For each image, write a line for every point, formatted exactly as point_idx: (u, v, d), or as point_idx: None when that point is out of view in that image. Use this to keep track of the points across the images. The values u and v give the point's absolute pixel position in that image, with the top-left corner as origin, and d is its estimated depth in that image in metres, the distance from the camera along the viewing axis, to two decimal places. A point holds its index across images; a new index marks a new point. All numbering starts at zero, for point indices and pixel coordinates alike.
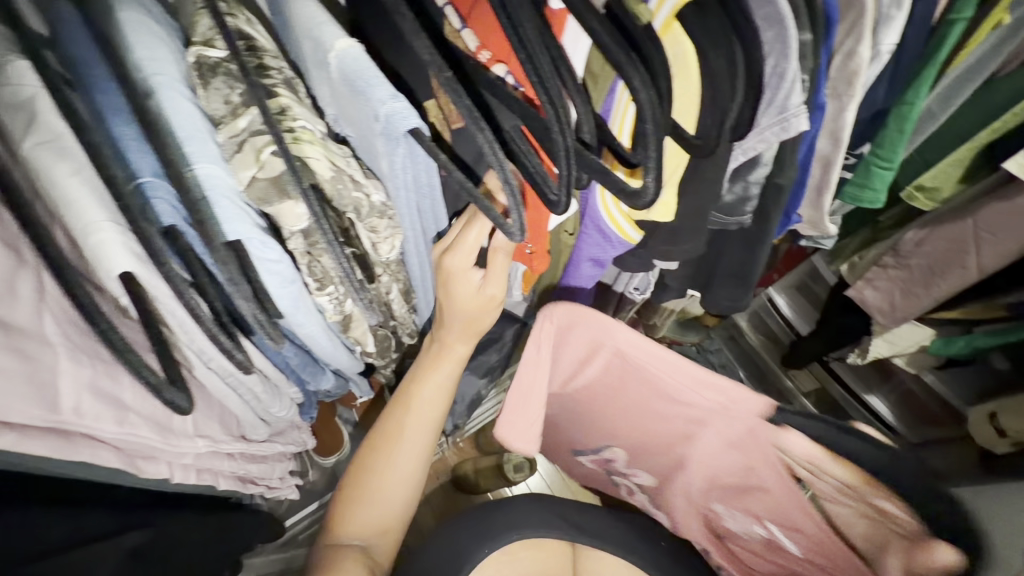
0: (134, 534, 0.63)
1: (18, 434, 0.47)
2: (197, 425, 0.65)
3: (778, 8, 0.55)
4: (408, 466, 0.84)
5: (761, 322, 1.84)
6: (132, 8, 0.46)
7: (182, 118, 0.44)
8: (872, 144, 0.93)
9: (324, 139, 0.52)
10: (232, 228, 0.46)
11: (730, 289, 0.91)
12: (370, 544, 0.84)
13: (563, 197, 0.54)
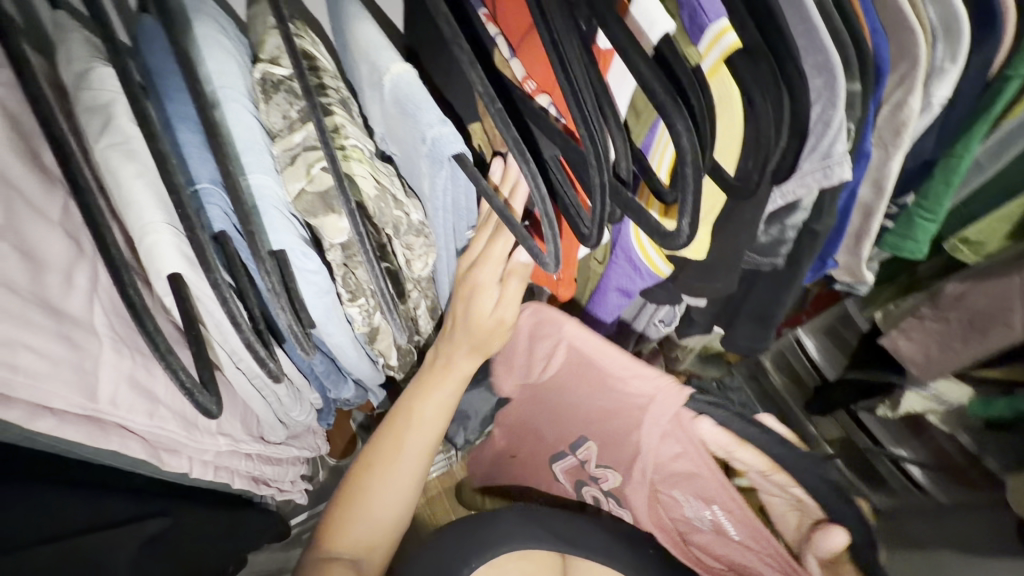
0: (153, 522, 0.63)
1: (58, 420, 0.50)
2: (221, 423, 0.66)
3: (829, 58, 0.55)
4: (406, 480, 0.82)
5: (786, 364, 1.78)
6: (207, 25, 0.50)
7: (243, 130, 0.47)
8: (916, 195, 0.91)
9: (372, 158, 0.55)
10: (277, 239, 0.48)
11: (752, 329, 0.89)
12: (359, 560, 0.80)
13: (594, 231, 0.55)
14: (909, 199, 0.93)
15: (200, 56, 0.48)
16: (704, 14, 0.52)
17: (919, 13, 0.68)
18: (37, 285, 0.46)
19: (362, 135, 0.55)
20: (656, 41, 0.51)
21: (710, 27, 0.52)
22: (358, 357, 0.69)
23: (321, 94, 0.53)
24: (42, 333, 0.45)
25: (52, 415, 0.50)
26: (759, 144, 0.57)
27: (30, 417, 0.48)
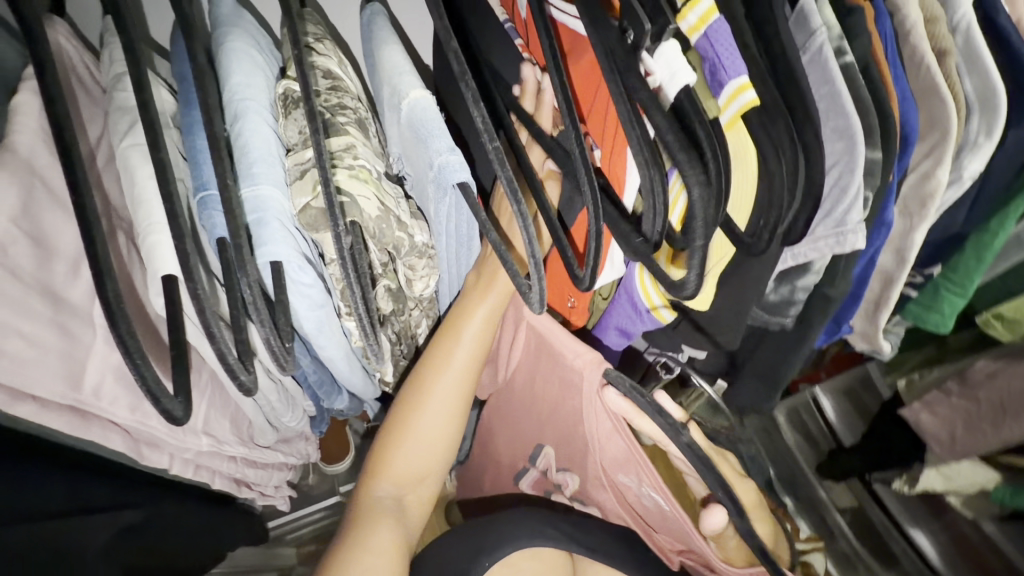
0: (128, 513, 0.64)
1: (38, 407, 0.51)
2: (206, 422, 0.66)
3: (850, 124, 0.55)
4: (441, 421, 0.74)
5: (800, 422, 1.69)
6: (240, 40, 0.52)
7: (258, 140, 0.48)
8: (944, 267, 0.87)
9: (379, 179, 0.55)
10: (270, 249, 0.48)
11: (755, 389, 0.87)
12: (404, 493, 0.76)
13: (588, 276, 0.55)
14: (936, 270, 0.89)
15: (227, 67, 0.50)
16: (724, 70, 0.51)
17: (954, 85, 0.66)
18: (42, 274, 0.47)
19: (372, 156, 0.55)
20: (676, 92, 0.49)
21: (730, 82, 0.51)
22: (352, 371, 0.69)
23: (339, 112, 0.54)
24: (36, 321, 0.47)
25: (33, 401, 0.51)
26: (769, 205, 0.55)
27: (11, 402, 0.49)
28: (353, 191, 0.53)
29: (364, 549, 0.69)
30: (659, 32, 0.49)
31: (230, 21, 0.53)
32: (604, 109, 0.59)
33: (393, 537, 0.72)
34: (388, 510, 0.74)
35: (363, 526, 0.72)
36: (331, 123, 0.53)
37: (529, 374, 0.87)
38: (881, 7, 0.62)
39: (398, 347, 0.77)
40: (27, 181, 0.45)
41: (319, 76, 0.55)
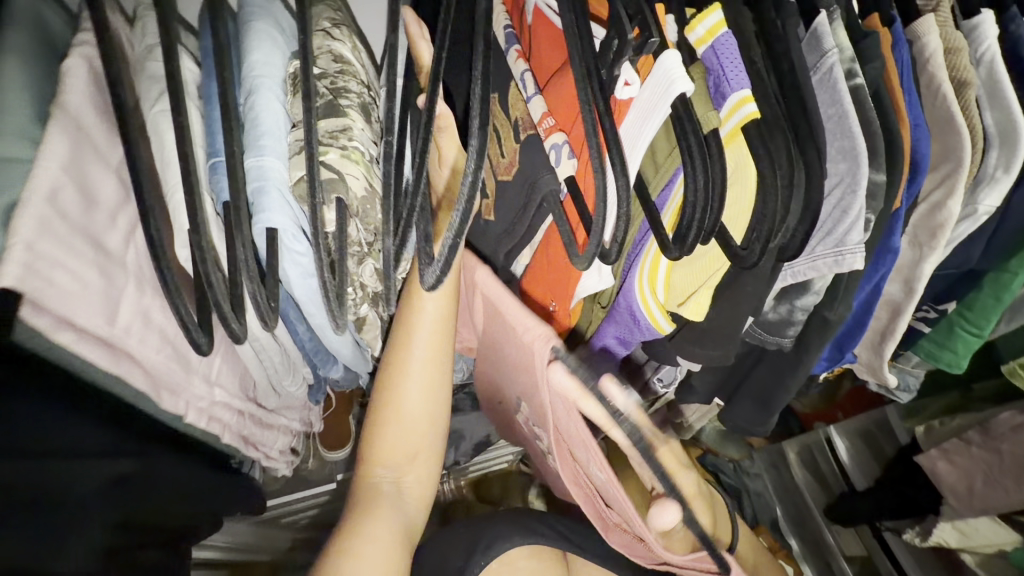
0: (125, 462, 0.65)
1: (76, 335, 0.51)
2: (217, 375, 0.73)
3: (855, 144, 0.56)
4: (423, 405, 0.72)
5: (813, 464, 1.65)
6: (264, 22, 0.55)
7: (268, 115, 0.51)
8: (960, 304, 0.85)
9: (372, 162, 0.55)
10: (267, 216, 0.50)
11: (750, 411, 0.87)
12: (401, 477, 0.77)
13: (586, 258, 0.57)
14: (950, 306, 0.86)
15: (247, 46, 0.53)
16: (727, 82, 0.53)
17: (971, 117, 0.66)
18: (81, 222, 0.48)
19: (367, 139, 0.56)
20: (673, 101, 0.52)
21: (733, 95, 0.53)
22: (345, 344, 0.73)
23: (342, 94, 0.55)
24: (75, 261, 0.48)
25: (72, 331, 0.50)
26: (763, 218, 0.55)
27: (53, 329, 0.48)
28: (343, 170, 0.53)
29: (363, 540, 0.69)
30: (640, 45, 0.53)
31: (259, 5, 0.56)
32: (574, 96, 0.60)
33: (391, 524, 0.72)
34: (387, 496, 0.75)
35: (361, 514, 0.72)
36: (332, 105, 0.54)
37: (494, 336, 0.78)
38: (899, 35, 0.62)
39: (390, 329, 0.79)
40: (77, 133, 0.48)
41: (328, 58, 0.57)
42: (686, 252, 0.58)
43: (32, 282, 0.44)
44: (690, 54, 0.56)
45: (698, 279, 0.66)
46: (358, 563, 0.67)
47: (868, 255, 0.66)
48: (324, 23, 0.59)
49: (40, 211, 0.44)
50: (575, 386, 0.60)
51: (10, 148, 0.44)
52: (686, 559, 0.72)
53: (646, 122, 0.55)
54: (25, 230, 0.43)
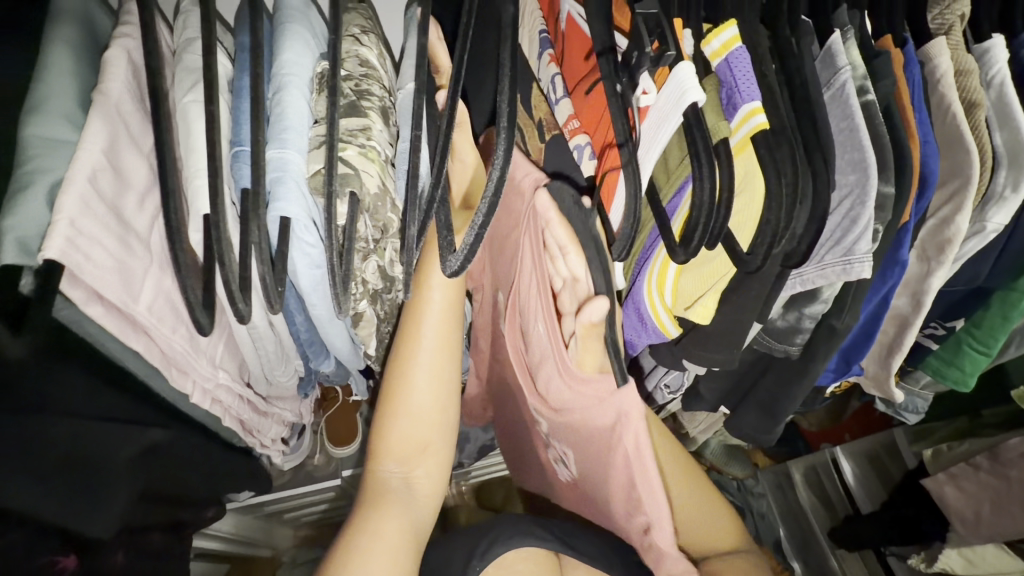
0: (156, 432, 0.68)
1: (104, 310, 0.53)
2: (221, 358, 0.73)
3: (865, 157, 0.58)
4: (428, 398, 0.73)
5: (818, 483, 1.64)
6: (298, 24, 0.57)
7: (294, 111, 0.52)
8: (968, 322, 0.86)
9: (386, 162, 0.58)
10: (282, 207, 0.51)
11: (758, 419, 0.88)
12: (410, 472, 0.78)
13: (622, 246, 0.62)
14: (959, 324, 0.87)
15: (281, 46, 0.55)
16: (739, 94, 0.56)
17: (981, 136, 0.68)
18: (117, 202, 0.50)
19: (385, 141, 0.58)
20: (685, 110, 0.54)
21: (744, 106, 0.56)
22: (341, 343, 0.72)
23: (362, 96, 0.57)
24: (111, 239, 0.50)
25: (102, 305, 0.52)
26: (769, 223, 0.57)
27: (85, 301, 0.51)
28: (359, 167, 0.55)
29: (374, 535, 0.71)
30: (657, 58, 0.55)
31: (291, 7, 0.58)
32: (598, 97, 0.63)
33: (401, 519, 0.74)
34: (398, 491, 0.76)
35: (369, 511, 0.74)
36: (353, 106, 0.56)
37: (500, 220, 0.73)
38: (911, 55, 0.64)
39: (385, 326, 0.82)
40: (115, 120, 0.49)
41: (353, 62, 0.59)
42: (691, 255, 0.60)
43: (72, 257, 0.46)
44: (706, 67, 0.60)
45: (704, 283, 0.68)
46: (369, 555, 0.69)
47: (875, 267, 0.67)
48: (355, 29, 0.62)
49: (84, 190, 0.46)
50: (558, 212, 0.56)
51: (56, 130, 0.47)
52: (586, 390, 0.68)
53: (652, 142, 0.59)
54: (69, 206, 0.45)
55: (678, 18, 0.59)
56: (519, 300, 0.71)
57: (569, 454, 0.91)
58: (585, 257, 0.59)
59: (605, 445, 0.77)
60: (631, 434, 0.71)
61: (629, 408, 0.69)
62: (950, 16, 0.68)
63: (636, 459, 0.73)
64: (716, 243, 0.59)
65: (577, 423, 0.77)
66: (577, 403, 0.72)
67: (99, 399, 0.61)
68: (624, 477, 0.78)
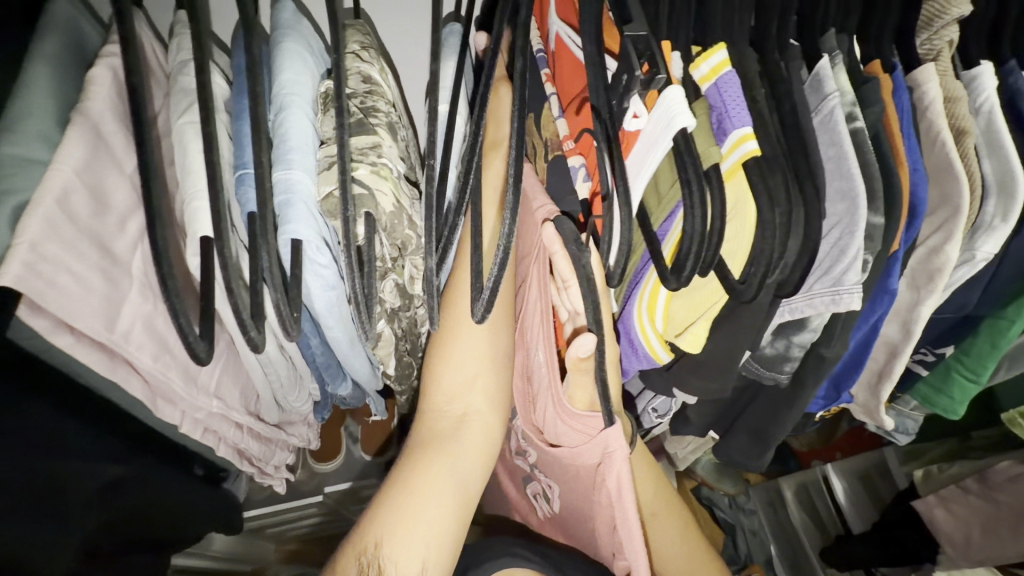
0: (116, 467, 0.64)
1: (75, 339, 0.51)
2: (218, 386, 0.69)
3: (854, 186, 0.57)
4: (480, 343, 0.65)
5: (810, 504, 1.60)
6: (295, 42, 0.52)
7: (298, 131, 0.48)
8: (957, 348, 0.84)
9: (399, 179, 0.54)
10: (294, 228, 0.47)
11: (745, 445, 0.86)
12: (459, 415, 0.68)
13: (615, 269, 0.61)
14: (948, 350, 0.86)
15: (279, 65, 0.51)
16: (729, 119, 0.55)
17: (971, 164, 0.67)
18: (93, 226, 0.47)
19: (396, 156, 0.54)
20: (675, 134, 0.53)
21: (734, 132, 0.55)
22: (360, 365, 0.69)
23: (371, 113, 0.54)
24: (86, 263, 0.47)
25: (70, 335, 0.50)
26: (762, 253, 0.56)
27: (53, 331, 0.48)
28: (372, 186, 0.51)
29: (420, 486, 0.66)
30: (648, 81, 0.52)
31: (288, 25, 0.54)
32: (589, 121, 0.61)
33: (447, 467, 0.67)
34: (447, 436, 0.68)
35: (413, 456, 0.68)
36: (361, 123, 0.53)
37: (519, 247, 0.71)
38: (899, 82, 0.63)
39: (403, 343, 0.76)
40: (93, 140, 0.46)
41: (357, 78, 0.55)
42: (683, 282, 0.58)
43: (31, 283, 0.42)
44: (695, 90, 0.58)
45: (695, 310, 0.66)
46: (407, 502, 0.66)
47: (864, 296, 0.66)
48: (353, 45, 0.57)
49: (50, 213, 0.43)
50: (563, 247, 0.56)
51: (29, 148, 0.44)
52: (575, 421, 0.67)
53: (644, 161, 0.57)
54: (31, 230, 0.41)
55: (666, 40, 0.58)
56: (525, 335, 0.70)
57: (553, 488, 0.88)
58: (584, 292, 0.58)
59: (592, 482, 0.74)
60: (614, 476, 0.68)
61: (613, 448, 0.67)
62: (938, 42, 0.67)
63: (618, 502, 0.71)
64: (707, 271, 0.58)
65: (565, 460, 0.73)
66: (567, 437, 0.70)
67: (67, 432, 0.58)
68: (609, 515, 0.76)
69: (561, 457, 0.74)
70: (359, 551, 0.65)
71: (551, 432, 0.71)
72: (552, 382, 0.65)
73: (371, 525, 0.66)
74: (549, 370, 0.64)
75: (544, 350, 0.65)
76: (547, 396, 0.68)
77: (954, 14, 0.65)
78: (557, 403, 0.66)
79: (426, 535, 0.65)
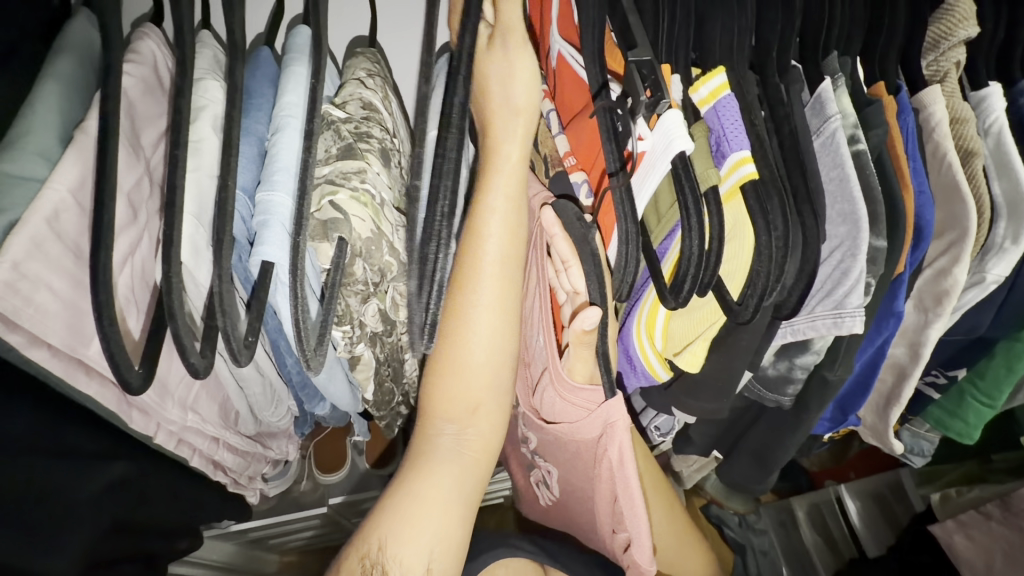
0: (119, 466, 0.63)
1: (51, 353, 0.49)
2: (194, 400, 0.68)
3: (855, 209, 0.56)
4: (483, 356, 0.61)
5: (822, 523, 1.54)
6: (299, 64, 0.53)
7: (288, 153, 0.48)
8: (970, 371, 0.83)
9: (381, 205, 0.53)
10: (265, 250, 0.47)
11: (748, 467, 0.85)
12: (461, 427, 0.67)
13: (688, 291, 0.58)
14: (961, 373, 0.85)
15: (283, 86, 0.51)
16: (727, 142, 0.55)
17: (979, 187, 0.66)
18: None
19: (381, 183, 0.54)
20: (673, 157, 0.53)
21: (732, 155, 0.55)
22: (333, 380, 0.71)
23: (360, 139, 0.54)
24: (76, 283, 0.45)
25: (48, 349, 0.48)
26: (759, 276, 0.56)
27: (27, 346, 0.46)
28: (348, 211, 0.51)
29: (422, 500, 0.67)
30: (653, 103, 0.54)
31: (298, 48, 0.55)
32: (594, 145, 0.63)
33: (449, 480, 0.68)
34: (448, 451, 0.68)
35: (413, 470, 0.68)
36: (351, 148, 0.53)
37: None
38: (904, 103, 0.63)
39: (385, 368, 0.76)
40: None
41: (359, 103, 0.56)
42: (682, 303, 0.60)
43: (8, 301, 0.40)
44: (695, 113, 0.58)
45: (694, 329, 0.66)
46: (408, 512, 0.67)
47: (869, 319, 0.65)
48: (360, 73, 0.60)
49: (37, 232, 0.41)
50: (562, 228, 0.57)
51: (26, 166, 0.43)
52: (577, 400, 0.66)
53: (648, 175, 0.56)
54: (15, 248, 0.40)
55: (665, 64, 0.57)
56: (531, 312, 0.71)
57: (553, 472, 0.90)
58: (586, 271, 0.57)
59: (592, 457, 0.76)
60: (617, 447, 0.69)
61: (616, 417, 0.68)
62: (945, 63, 0.66)
63: (619, 474, 0.72)
64: (705, 292, 0.58)
65: (566, 438, 0.75)
66: (567, 414, 0.70)
67: (46, 437, 0.55)
68: (608, 488, 0.77)
69: (561, 434, 0.76)
70: (360, 553, 0.68)
71: (551, 411, 0.73)
72: (551, 359, 0.66)
73: (371, 528, 0.68)
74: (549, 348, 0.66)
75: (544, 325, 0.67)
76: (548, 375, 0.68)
77: (961, 37, 0.65)
78: (558, 378, 0.66)
79: (428, 542, 0.67)
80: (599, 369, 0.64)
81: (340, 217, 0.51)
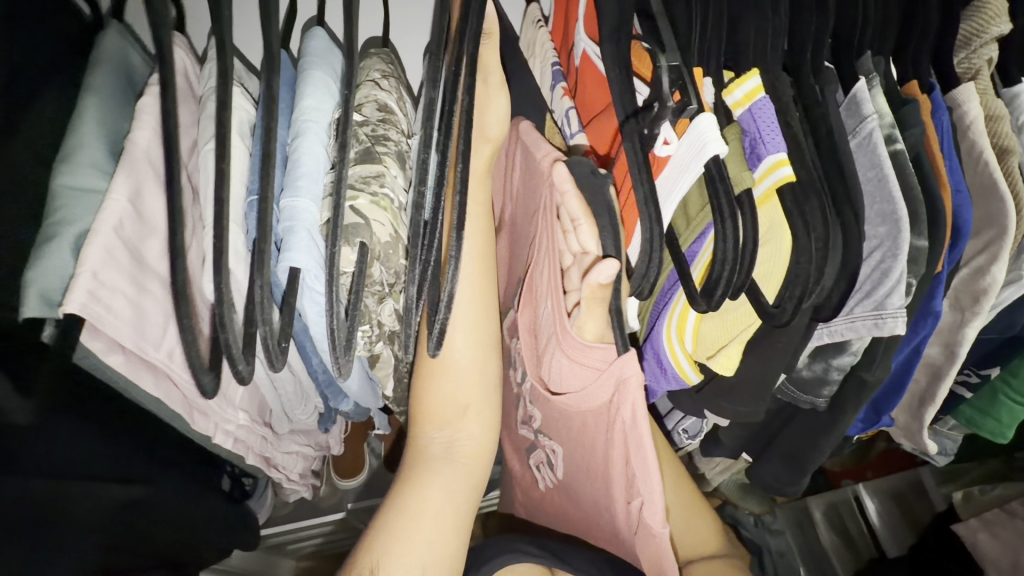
0: (134, 488, 0.64)
1: (127, 357, 0.49)
2: (244, 399, 0.69)
3: (895, 209, 0.56)
4: (463, 358, 0.63)
5: (840, 523, 1.51)
6: (318, 69, 0.53)
7: (309, 157, 0.48)
8: (1004, 370, 0.82)
9: (400, 209, 0.54)
10: (292, 256, 0.46)
11: (779, 468, 0.85)
12: (450, 432, 0.67)
13: (723, 296, 0.57)
14: (994, 372, 0.83)
15: (303, 92, 0.51)
16: (763, 145, 0.55)
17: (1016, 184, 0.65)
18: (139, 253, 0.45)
19: (400, 186, 0.54)
20: (706, 161, 0.52)
21: (768, 157, 0.55)
22: (355, 377, 0.68)
23: (377, 142, 0.54)
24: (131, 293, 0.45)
25: (123, 354, 0.49)
26: (797, 279, 0.56)
27: (105, 351, 0.47)
28: (369, 216, 0.52)
29: (417, 514, 0.67)
30: (680, 109, 0.54)
31: (318, 54, 0.55)
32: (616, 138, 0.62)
33: (440, 489, 0.68)
34: (439, 458, 0.68)
35: (406, 483, 0.69)
36: (369, 152, 0.53)
37: (517, 196, 0.71)
38: (939, 102, 0.62)
39: (403, 366, 0.75)
40: (139, 172, 0.44)
41: (372, 106, 0.56)
42: (713, 306, 0.59)
43: (93, 309, 0.41)
44: (728, 116, 0.58)
45: (727, 332, 0.66)
46: (406, 527, 0.66)
47: (908, 318, 0.64)
48: (375, 74, 0.60)
49: (109, 242, 0.41)
50: (575, 185, 0.55)
51: (85, 179, 0.44)
52: (584, 363, 0.62)
53: (679, 178, 0.55)
54: (92, 258, 0.40)
55: (698, 67, 0.57)
56: (535, 279, 0.67)
57: (557, 451, 0.85)
58: (598, 229, 0.56)
59: (604, 425, 0.68)
60: (630, 405, 0.61)
61: (630, 374, 0.60)
62: (977, 60, 0.66)
63: (633, 440, 0.63)
64: (738, 294, 0.58)
65: (570, 408, 0.70)
66: (576, 376, 0.65)
67: (85, 443, 0.57)
68: (614, 452, 0.68)
69: (567, 408, 0.71)
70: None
71: (559, 381, 0.69)
72: (557, 319, 0.61)
73: (364, 551, 0.66)
74: (552, 309, 0.61)
75: (547, 283, 0.62)
76: (553, 335, 0.63)
77: (994, 33, 0.65)
78: (565, 336, 0.60)
79: (425, 556, 0.66)
80: (611, 326, 0.60)
81: (361, 220, 0.51)
